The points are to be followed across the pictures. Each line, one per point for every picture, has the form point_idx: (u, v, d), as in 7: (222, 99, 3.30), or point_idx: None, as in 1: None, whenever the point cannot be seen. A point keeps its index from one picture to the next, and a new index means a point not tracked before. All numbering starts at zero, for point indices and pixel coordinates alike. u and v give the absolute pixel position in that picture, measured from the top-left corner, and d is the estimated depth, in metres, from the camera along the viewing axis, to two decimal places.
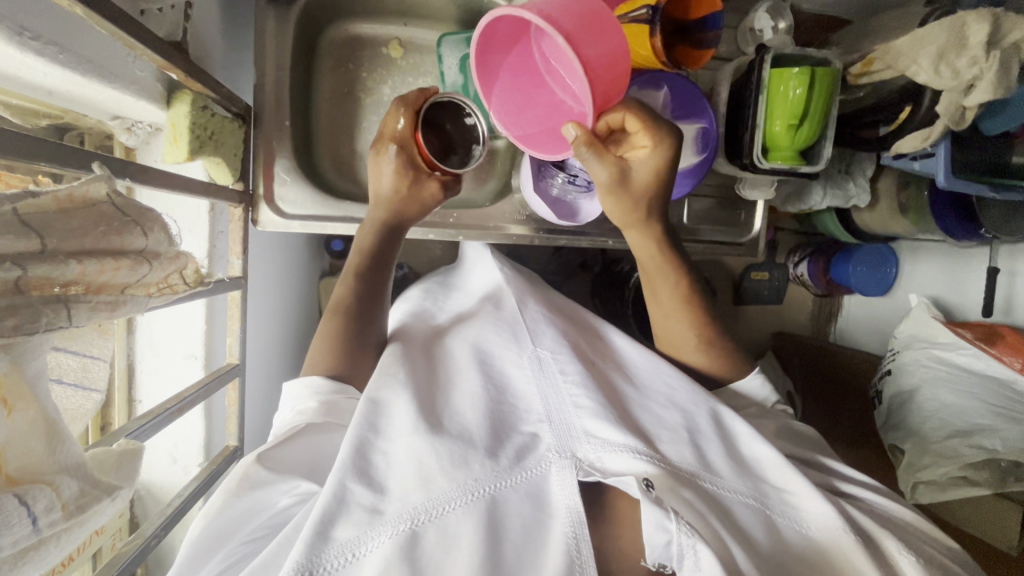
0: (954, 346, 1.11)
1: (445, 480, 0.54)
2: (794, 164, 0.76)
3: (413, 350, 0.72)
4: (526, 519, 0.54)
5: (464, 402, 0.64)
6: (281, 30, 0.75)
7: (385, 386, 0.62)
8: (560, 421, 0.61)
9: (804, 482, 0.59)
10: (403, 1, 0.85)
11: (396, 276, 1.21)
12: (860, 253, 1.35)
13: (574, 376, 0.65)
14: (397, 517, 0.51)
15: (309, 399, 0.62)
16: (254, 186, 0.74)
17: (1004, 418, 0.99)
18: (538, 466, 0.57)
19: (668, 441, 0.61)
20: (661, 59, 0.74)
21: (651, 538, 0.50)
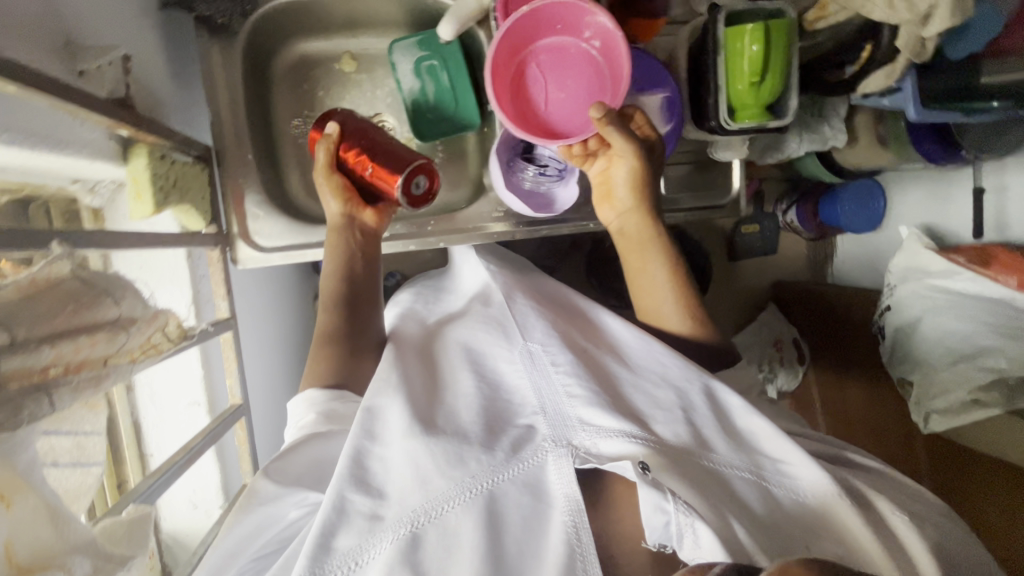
0: (949, 273, 1.07)
1: (443, 480, 0.54)
2: (762, 120, 0.75)
3: (406, 355, 0.72)
4: (525, 511, 0.54)
5: (458, 398, 0.64)
6: (230, 64, 0.74)
7: (376, 396, 0.62)
8: (555, 411, 0.60)
9: (798, 450, 0.60)
10: (349, 13, 0.83)
11: (389, 286, 1.22)
12: (845, 192, 1.35)
13: (566, 365, 0.65)
14: (396, 522, 0.52)
15: (308, 412, 0.64)
16: (227, 225, 0.74)
17: (1006, 336, 0.95)
18: (535, 456, 0.56)
19: (662, 420, 0.61)
20: None
21: (650, 519, 0.52)
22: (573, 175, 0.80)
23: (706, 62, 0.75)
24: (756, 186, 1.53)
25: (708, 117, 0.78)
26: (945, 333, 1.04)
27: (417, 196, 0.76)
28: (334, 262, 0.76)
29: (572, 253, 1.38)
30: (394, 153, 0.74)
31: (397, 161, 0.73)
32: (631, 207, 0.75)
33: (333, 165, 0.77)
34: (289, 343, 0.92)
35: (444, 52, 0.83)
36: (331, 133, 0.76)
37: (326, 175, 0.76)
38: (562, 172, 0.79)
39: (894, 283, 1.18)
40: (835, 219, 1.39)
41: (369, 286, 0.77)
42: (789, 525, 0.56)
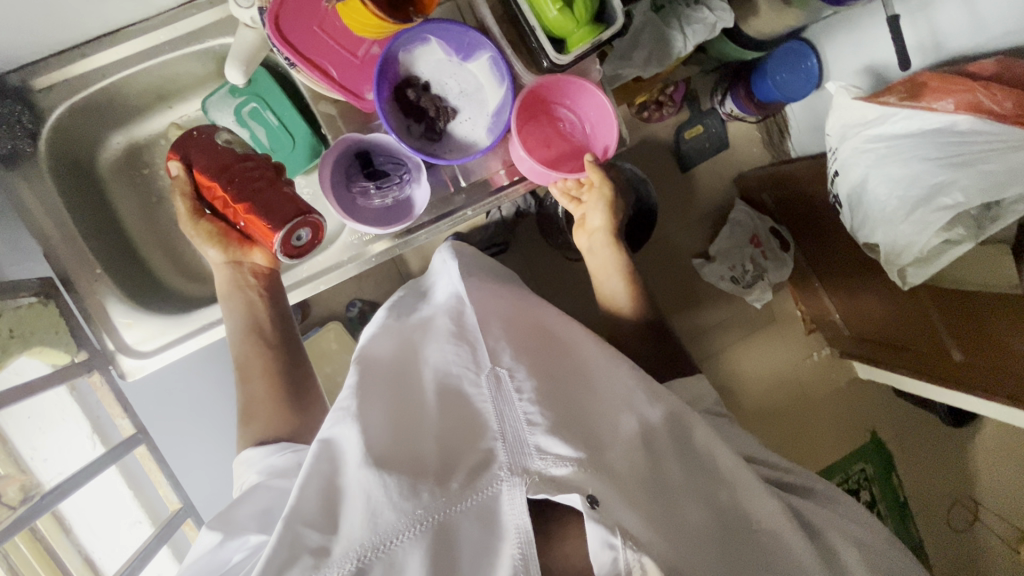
0: (885, 118, 0.91)
1: (393, 512, 0.50)
2: (595, 36, 0.67)
3: (377, 379, 0.65)
4: (476, 545, 0.51)
5: (422, 427, 0.60)
6: (39, 189, 0.72)
7: (340, 426, 0.58)
8: (515, 438, 0.56)
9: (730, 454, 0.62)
10: (153, 87, 0.79)
11: (355, 315, 1.20)
12: (772, 64, 1.20)
13: (531, 391, 0.59)
14: (344, 558, 0.49)
15: (250, 475, 0.61)
16: (100, 343, 0.72)
17: (952, 166, 0.82)
18: (490, 486, 0.53)
19: (621, 446, 0.58)
20: (390, 20, 0.63)
21: (598, 557, 0.50)
22: (421, 178, 0.76)
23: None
24: (684, 87, 1.35)
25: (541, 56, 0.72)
26: (893, 185, 0.89)
27: (299, 250, 0.70)
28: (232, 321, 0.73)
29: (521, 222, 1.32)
30: (271, 201, 0.67)
31: (276, 214, 0.66)
32: (599, 227, 0.84)
33: (199, 211, 0.72)
34: None
35: (259, 89, 0.79)
36: (180, 174, 0.71)
37: (194, 223, 0.72)
38: (405, 177, 0.76)
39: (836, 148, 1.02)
40: (770, 94, 1.24)
41: (286, 338, 0.75)
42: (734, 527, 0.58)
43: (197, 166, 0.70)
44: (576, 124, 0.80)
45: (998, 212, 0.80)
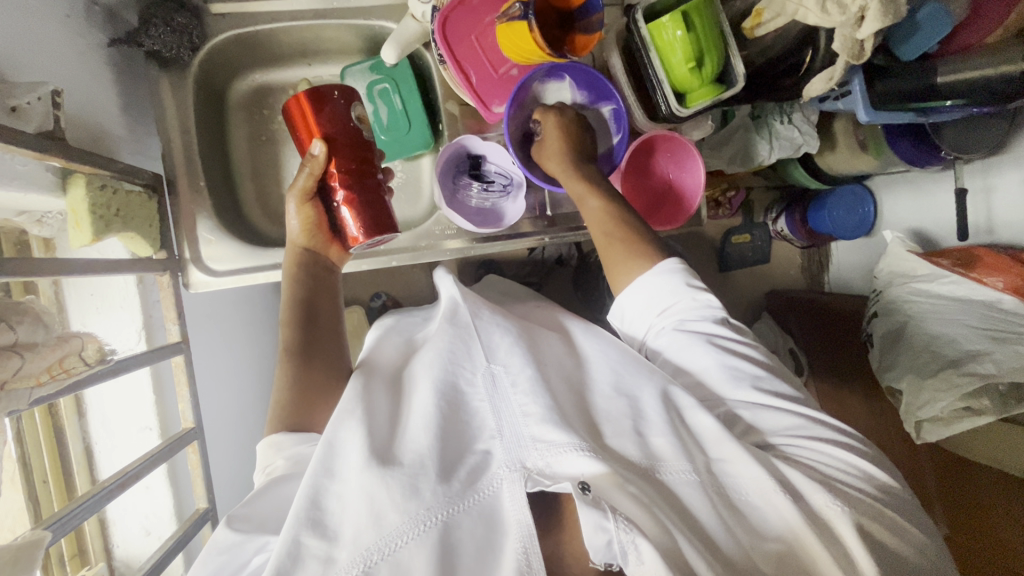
0: (934, 277, 1.00)
1: (397, 514, 0.52)
2: (716, 96, 0.74)
3: (374, 383, 0.69)
4: (479, 540, 0.52)
5: (419, 428, 0.62)
6: (179, 95, 0.76)
7: (337, 425, 0.60)
8: (512, 434, 0.59)
9: (737, 446, 0.57)
10: (300, 43, 0.85)
11: (376, 306, 1.23)
12: (832, 199, 1.27)
13: (525, 384, 0.64)
14: (349, 562, 0.50)
15: (276, 457, 0.62)
16: (179, 251, 0.75)
17: (995, 339, 0.88)
18: (490, 486, 0.55)
19: (613, 434, 0.60)
20: (546, 52, 0.69)
21: (592, 540, 0.50)
22: (517, 190, 0.81)
23: (641, 60, 0.75)
24: (744, 195, 1.41)
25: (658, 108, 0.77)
26: (930, 338, 0.96)
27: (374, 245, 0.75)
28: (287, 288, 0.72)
29: (559, 269, 1.35)
30: (377, 206, 0.70)
31: (377, 223, 0.70)
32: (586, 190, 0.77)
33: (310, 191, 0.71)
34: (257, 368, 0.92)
35: (395, 74, 0.85)
36: (319, 157, 0.67)
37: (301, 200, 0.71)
38: (507, 186, 0.81)
39: (880, 289, 1.12)
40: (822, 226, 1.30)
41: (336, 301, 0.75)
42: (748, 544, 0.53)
43: (331, 142, 0.67)
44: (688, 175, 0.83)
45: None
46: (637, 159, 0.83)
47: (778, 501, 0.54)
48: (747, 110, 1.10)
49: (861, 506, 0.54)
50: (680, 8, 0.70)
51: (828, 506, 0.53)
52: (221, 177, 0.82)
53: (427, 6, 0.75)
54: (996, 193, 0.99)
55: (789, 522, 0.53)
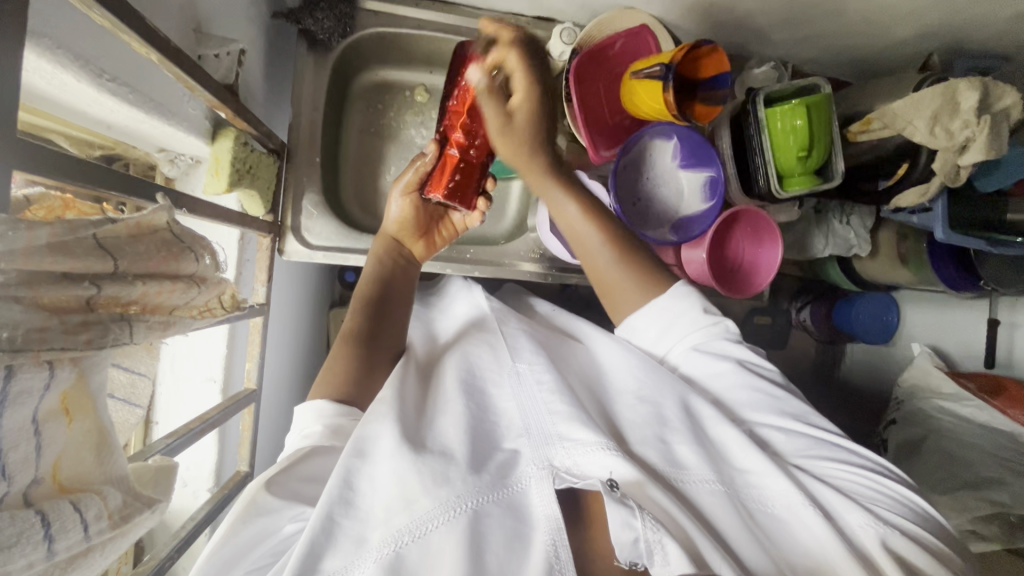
0: (958, 397, 1.03)
1: (427, 499, 0.51)
2: (811, 185, 0.79)
3: (410, 370, 0.70)
4: (508, 531, 0.51)
5: (447, 422, 0.61)
6: (318, 75, 0.80)
7: (376, 407, 0.60)
8: (538, 432, 0.59)
9: (766, 461, 0.57)
10: (431, 52, 0.89)
11: None
12: (862, 301, 1.27)
13: (550, 384, 0.64)
14: (380, 543, 0.49)
15: (314, 422, 0.59)
16: (283, 218, 0.78)
17: (1012, 471, 0.92)
18: (519, 481, 0.55)
19: (640, 440, 0.60)
20: (673, 113, 0.74)
21: (619, 537, 0.50)
22: None
23: (749, 139, 0.80)
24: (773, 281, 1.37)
25: (756, 184, 0.81)
26: (947, 456, 1.00)
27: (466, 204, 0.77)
28: (370, 265, 0.73)
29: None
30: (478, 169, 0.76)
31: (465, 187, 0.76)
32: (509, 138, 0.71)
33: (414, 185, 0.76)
34: (301, 345, 0.92)
35: None
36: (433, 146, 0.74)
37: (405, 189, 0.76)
38: None
39: (902, 398, 1.14)
40: (849, 326, 1.29)
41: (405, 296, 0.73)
42: (778, 563, 0.53)
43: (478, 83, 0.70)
44: (766, 257, 0.86)
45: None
46: (723, 230, 0.84)
47: (809, 519, 0.53)
48: (814, 203, 1.08)
49: (891, 522, 0.54)
50: (803, 99, 0.75)
51: (865, 528, 0.53)
52: (329, 158, 0.85)
53: (567, 47, 0.82)
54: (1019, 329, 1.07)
55: (819, 543, 0.53)
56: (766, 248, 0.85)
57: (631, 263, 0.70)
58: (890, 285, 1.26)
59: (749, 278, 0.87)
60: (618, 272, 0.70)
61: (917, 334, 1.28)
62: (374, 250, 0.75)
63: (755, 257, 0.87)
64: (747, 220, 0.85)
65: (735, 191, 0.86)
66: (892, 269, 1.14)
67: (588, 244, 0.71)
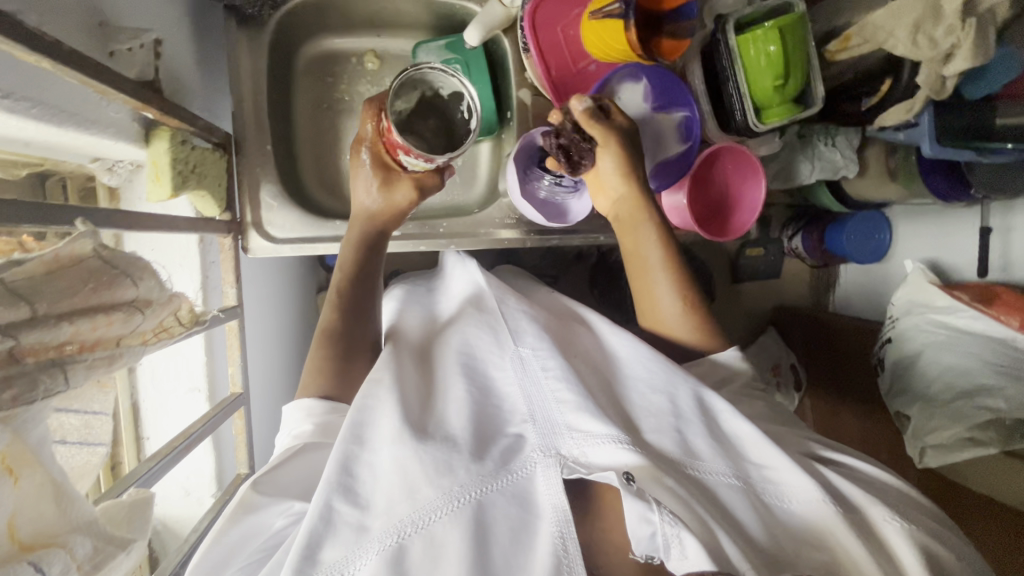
0: (952, 309, 1.03)
1: (430, 488, 0.52)
2: (791, 116, 0.74)
3: (403, 355, 0.67)
4: (513, 522, 0.52)
5: (450, 406, 0.60)
6: (254, 53, 0.74)
7: (372, 391, 0.58)
8: (545, 419, 0.58)
9: (783, 455, 0.57)
10: (373, 12, 0.83)
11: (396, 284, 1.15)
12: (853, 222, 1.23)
13: (556, 371, 0.61)
14: (383, 533, 0.50)
15: (304, 421, 0.59)
16: (241, 214, 0.74)
17: (1007, 376, 0.92)
18: (523, 468, 0.54)
19: (651, 428, 0.60)
20: (637, 52, 0.70)
21: (635, 530, 0.50)
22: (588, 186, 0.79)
23: (721, 72, 0.75)
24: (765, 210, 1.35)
25: (732, 117, 0.77)
26: (943, 368, 1.00)
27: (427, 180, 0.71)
28: (348, 251, 0.70)
29: (576, 264, 1.32)
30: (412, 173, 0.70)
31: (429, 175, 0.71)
32: (625, 189, 0.71)
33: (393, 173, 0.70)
34: (287, 339, 0.90)
35: (468, 57, 0.82)
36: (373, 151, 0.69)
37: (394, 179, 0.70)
38: (577, 182, 0.77)
39: (897, 316, 1.13)
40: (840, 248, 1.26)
41: (379, 290, 0.70)
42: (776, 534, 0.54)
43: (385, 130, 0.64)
44: (751, 198, 0.82)
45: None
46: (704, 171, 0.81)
47: (819, 509, 0.55)
48: (796, 130, 1.02)
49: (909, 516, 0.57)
50: (775, 21, 0.70)
51: (885, 521, 0.55)
52: (281, 141, 0.80)
53: None
54: (1014, 233, 1.05)
55: (826, 517, 0.55)
56: (750, 189, 0.82)
57: (693, 313, 0.71)
58: (881, 202, 1.23)
59: (730, 221, 0.83)
60: (670, 304, 0.71)
61: (910, 250, 1.26)
62: (349, 232, 0.71)
63: (737, 202, 0.83)
64: (726, 159, 0.81)
65: (712, 127, 0.81)
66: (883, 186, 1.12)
67: (657, 290, 0.71)
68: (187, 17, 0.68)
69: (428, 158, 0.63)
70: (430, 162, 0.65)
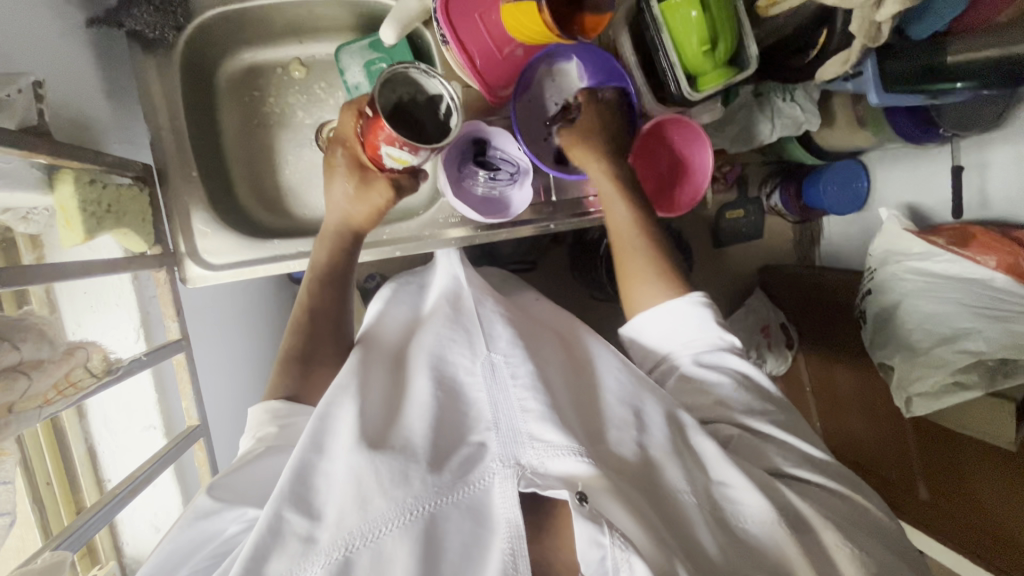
0: (928, 255, 0.99)
1: (383, 500, 0.50)
2: (727, 80, 0.72)
3: (373, 361, 0.66)
4: (465, 536, 0.50)
5: (415, 413, 0.59)
6: (165, 78, 0.72)
7: (335, 402, 0.58)
8: (508, 428, 0.56)
9: (742, 475, 0.57)
10: (290, 19, 0.80)
11: (370, 288, 1.13)
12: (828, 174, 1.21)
13: (526, 379, 0.60)
14: (331, 546, 0.48)
15: (269, 423, 0.58)
16: (173, 244, 0.72)
17: (987, 318, 0.89)
18: (481, 480, 0.52)
19: (616, 437, 0.59)
20: (556, 33, 0.66)
21: (585, 554, 0.48)
22: (525, 178, 0.78)
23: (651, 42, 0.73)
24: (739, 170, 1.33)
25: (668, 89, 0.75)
26: (924, 316, 0.96)
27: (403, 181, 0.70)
28: (322, 253, 0.70)
29: (552, 247, 1.30)
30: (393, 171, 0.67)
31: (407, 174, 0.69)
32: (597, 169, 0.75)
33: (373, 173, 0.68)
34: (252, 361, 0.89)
35: (393, 54, 0.80)
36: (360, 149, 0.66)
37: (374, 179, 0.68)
38: (513, 175, 0.77)
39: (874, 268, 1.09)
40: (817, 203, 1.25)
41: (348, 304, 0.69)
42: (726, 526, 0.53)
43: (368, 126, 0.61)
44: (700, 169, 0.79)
45: (1013, 369, 0.85)
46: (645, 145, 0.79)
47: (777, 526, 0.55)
48: (751, 88, 0.98)
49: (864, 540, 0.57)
50: None
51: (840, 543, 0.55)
52: (209, 164, 0.78)
53: None
54: (990, 171, 0.99)
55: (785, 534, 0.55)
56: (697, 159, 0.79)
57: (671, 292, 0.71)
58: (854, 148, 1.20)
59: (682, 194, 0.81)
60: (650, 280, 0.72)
61: (887, 197, 1.22)
62: (317, 240, 0.71)
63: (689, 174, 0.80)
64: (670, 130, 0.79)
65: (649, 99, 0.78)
66: (852, 132, 1.09)
67: (635, 267, 0.73)
68: (85, 50, 0.66)
69: (414, 146, 0.59)
70: (416, 154, 0.61)
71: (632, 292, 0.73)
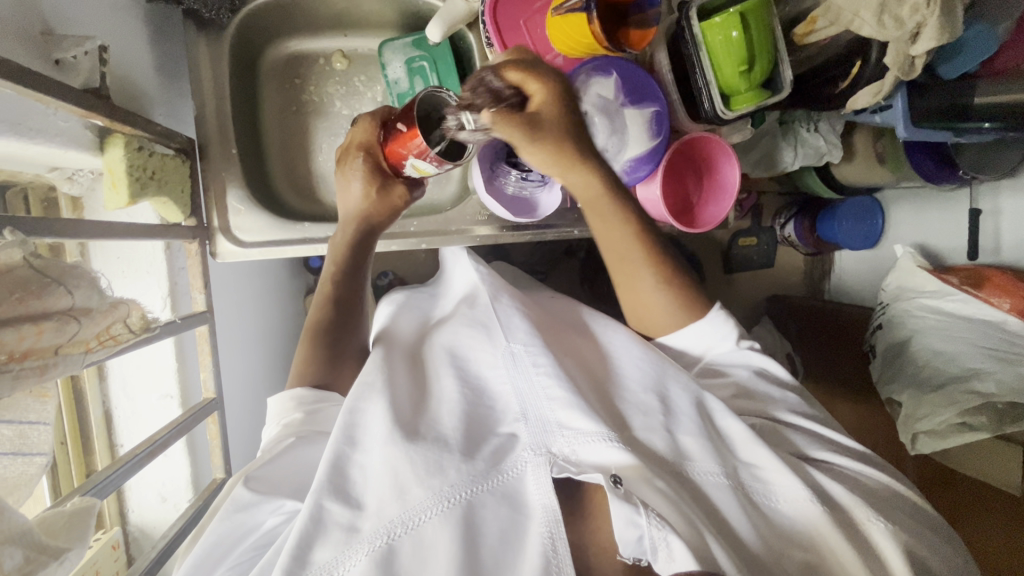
0: (943, 293, 1.00)
1: (421, 489, 0.51)
2: (760, 101, 0.73)
3: (395, 356, 0.66)
4: (503, 522, 0.50)
5: (442, 406, 0.59)
6: (215, 57, 0.74)
7: (362, 396, 0.58)
8: (536, 417, 0.57)
9: (773, 456, 0.57)
10: (337, 12, 0.82)
11: (382, 284, 1.14)
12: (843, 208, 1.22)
13: (548, 368, 0.60)
14: (373, 534, 0.49)
15: (293, 411, 0.59)
16: (207, 218, 0.73)
17: (999, 360, 0.88)
18: (514, 467, 0.53)
19: (642, 426, 0.59)
20: (603, 44, 0.69)
21: (623, 534, 0.49)
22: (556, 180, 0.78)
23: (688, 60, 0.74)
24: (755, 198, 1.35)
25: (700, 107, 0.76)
26: (933, 353, 0.97)
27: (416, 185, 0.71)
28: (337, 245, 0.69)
29: (566, 259, 1.31)
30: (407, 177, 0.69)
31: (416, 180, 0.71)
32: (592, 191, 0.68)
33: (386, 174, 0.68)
34: (266, 343, 0.90)
35: (435, 54, 0.82)
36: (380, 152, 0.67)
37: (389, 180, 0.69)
38: (545, 178, 0.77)
39: (886, 303, 1.12)
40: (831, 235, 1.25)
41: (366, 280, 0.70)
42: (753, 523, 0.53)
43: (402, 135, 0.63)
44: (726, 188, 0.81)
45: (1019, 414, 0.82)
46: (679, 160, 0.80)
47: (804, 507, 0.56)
48: (778, 115, 1.00)
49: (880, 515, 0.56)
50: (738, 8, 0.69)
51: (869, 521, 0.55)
52: (246, 145, 0.80)
53: None
54: (1004, 217, 1.01)
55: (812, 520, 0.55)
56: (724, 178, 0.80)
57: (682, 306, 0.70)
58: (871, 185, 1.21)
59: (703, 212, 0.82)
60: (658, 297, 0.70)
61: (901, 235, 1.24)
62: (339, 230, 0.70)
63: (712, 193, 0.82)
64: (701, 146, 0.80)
65: (682, 115, 0.80)
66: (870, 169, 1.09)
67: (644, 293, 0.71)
68: (144, 25, 0.69)
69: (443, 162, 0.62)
70: (440, 167, 0.64)
71: (633, 300, 0.72)
